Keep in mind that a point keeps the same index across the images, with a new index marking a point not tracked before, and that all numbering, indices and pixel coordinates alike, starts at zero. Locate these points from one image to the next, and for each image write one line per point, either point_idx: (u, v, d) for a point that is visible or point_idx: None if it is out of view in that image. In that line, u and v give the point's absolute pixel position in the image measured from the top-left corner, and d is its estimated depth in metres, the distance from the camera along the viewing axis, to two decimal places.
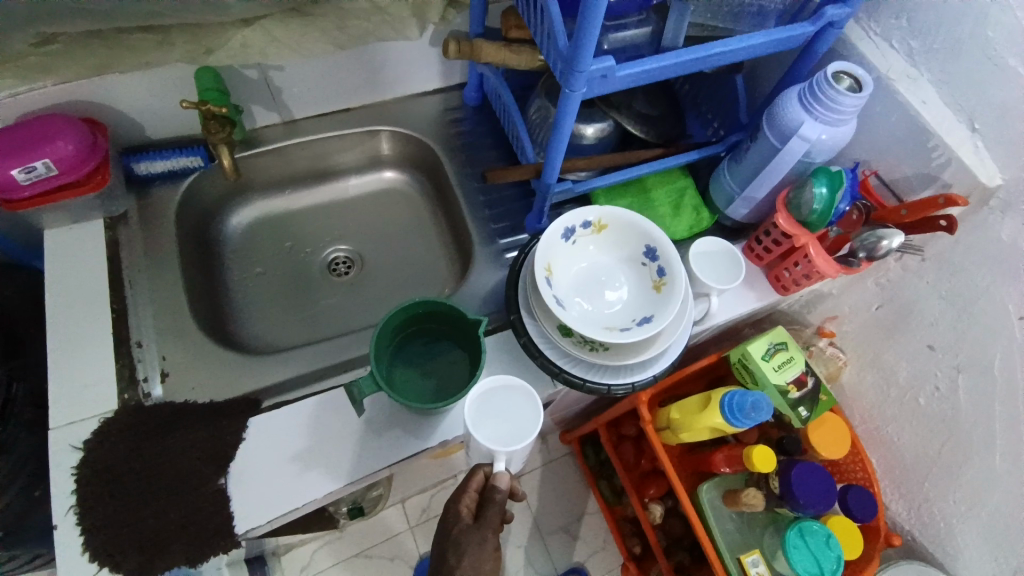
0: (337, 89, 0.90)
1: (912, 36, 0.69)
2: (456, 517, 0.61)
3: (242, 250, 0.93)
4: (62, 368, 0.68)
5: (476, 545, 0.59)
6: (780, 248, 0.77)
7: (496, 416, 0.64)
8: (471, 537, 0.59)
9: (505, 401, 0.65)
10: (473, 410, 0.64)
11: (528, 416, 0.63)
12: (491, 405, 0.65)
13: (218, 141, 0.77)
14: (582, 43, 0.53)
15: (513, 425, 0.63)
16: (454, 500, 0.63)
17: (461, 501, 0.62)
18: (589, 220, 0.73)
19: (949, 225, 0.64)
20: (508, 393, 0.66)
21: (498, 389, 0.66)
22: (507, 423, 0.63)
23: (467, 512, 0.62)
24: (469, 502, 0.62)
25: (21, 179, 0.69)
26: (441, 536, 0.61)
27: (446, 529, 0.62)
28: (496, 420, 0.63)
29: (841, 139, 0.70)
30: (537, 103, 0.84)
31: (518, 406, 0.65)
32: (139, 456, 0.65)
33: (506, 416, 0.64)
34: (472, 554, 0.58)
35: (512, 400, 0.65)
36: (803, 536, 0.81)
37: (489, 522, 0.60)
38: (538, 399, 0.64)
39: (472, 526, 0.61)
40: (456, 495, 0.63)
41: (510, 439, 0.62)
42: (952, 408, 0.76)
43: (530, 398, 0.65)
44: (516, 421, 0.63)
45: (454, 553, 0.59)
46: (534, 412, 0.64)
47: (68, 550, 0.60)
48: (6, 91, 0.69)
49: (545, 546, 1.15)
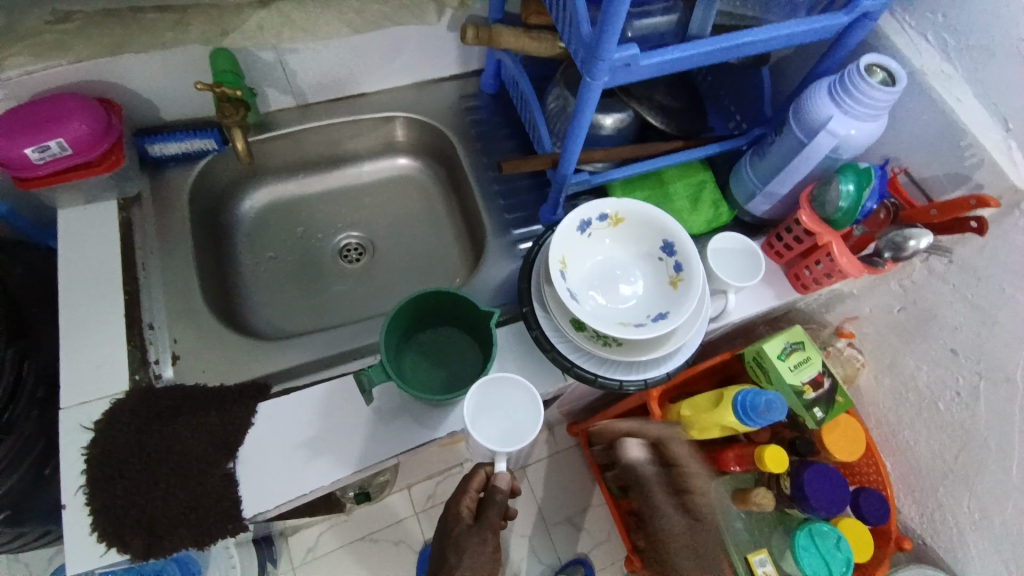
0: (352, 74, 0.88)
1: (949, 32, 0.66)
2: (457, 517, 0.63)
3: (254, 234, 0.92)
4: (73, 349, 0.68)
5: (475, 547, 0.60)
6: (801, 246, 0.75)
7: (495, 413, 0.63)
8: (470, 538, 0.61)
9: (509, 399, 0.64)
10: (474, 404, 0.63)
11: (528, 417, 0.63)
12: (492, 402, 0.64)
13: (232, 125, 0.76)
14: (606, 31, 0.51)
15: (512, 426, 0.62)
16: (454, 502, 0.64)
17: (461, 502, 0.64)
18: (605, 213, 0.72)
19: (979, 226, 0.63)
20: (513, 391, 0.65)
21: (502, 386, 0.65)
22: (506, 423, 0.63)
23: (467, 513, 0.63)
24: (469, 502, 0.64)
25: (35, 159, 0.69)
26: (442, 537, 0.63)
27: (447, 530, 0.63)
28: (495, 418, 0.63)
29: (870, 135, 0.68)
30: (555, 92, 0.82)
31: (518, 405, 0.64)
32: (147, 439, 0.65)
33: (507, 415, 0.63)
34: (472, 554, 0.59)
35: (515, 399, 0.64)
36: (812, 537, 0.80)
37: (489, 523, 0.62)
38: (540, 404, 0.63)
39: (471, 527, 0.62)
40: (456, 497, 0.65)
41: (506, 440, 0.62)
42: (971, 416, 0.74)
43: (534, 401, 0.64)
44: (516, 422, 0.63)
45: (453, 552, 0.60)
46: (535, 415, 0.63)
47: (78, 530, 0.61)
48: (19, 69, 0.68)
49: (549, 537, 1.15)
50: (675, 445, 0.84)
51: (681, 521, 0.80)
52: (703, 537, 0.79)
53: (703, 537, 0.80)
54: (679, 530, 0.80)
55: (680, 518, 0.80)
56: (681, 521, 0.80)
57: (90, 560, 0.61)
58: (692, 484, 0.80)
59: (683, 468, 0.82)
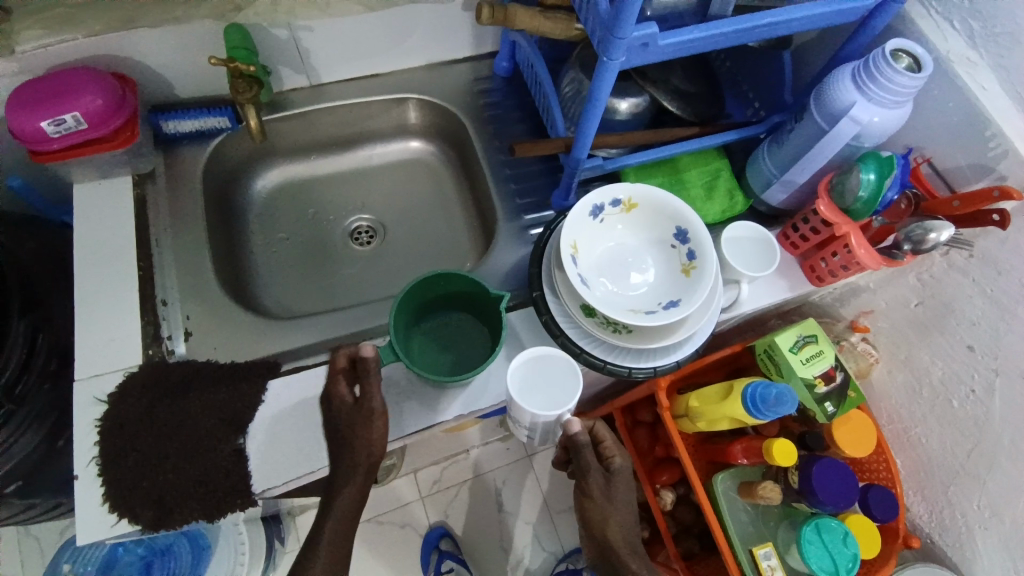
0: (366, 52, 0.87)
1: (975, 17, 0.64)
2: (334, 385, 0.62)
3: (265, 214, 0.92)
4: (86, 323, 0.69)
5: (362, 422, 0.60)
6: (818, 237, 0.74)
7: (540, 384, 0.66)
8: (355, 412, 0.60)
9: (573, 386, 0.65)
10: (550, 355, 0.67)
11: (536, 399, 0.65)
12: (546, 376, 0.66)
13: (246, 102, 0.76)
14: (624, 9, 0.49)
15: (526, 396, 0.65)
16: (331, 386, 0.62)
17: (335, 384, 0.62)
18: (618, 199, 0.71)
19: (1002, 220, 0.61)
20: (579, 390, 0.65)
21: (553, 384, 0.66)
22: (527, 392, 0.65)
23: (349, 394, 0.62)
24: (345, 383, 0.62)
25: (50, 132, 0.69)
26: (331, 421, 0.62)
27: (333, 411, 0.62)
28: (537, 385, 0.65)
29: (894, 123, 0.66)
30: (570, 75, 0.81)
31: (539, 393, 0.65)
32: (158, 413, 0.65)
33: (549, 392, 0.65)
34: (364, 430, 0.60)
35: (545, 393, 0.65)
36: (819, 532, 0.79)
37: (369, 390, 0.60)
38: (542, 406, 0.64)
39: (357, 408, 0.61)
40: (330, 380, 0.63)
41: (524, 384, 0.66)
42: (985, 413, 0.72)
43: (546, 404, 0.64)
44: (533, 394, 0.65)
45: (343, 423, 0.61)
46: (536, 405, 0.64)
47: (89, 501, 0.62)
48: (37, 42, 0.69)
49: (553, 524, 1.20)
50: (603, 426, 0.71)
51: (602, 478, 0.67)
52: (622, 491, 0.67)
53: (622, 499, 0.67)
54: (602, 487, 0.66)
55: (600, 476, 0.66)
56: (601, 478, 0.67)
57: (100, 530, 0.61)
58: (614, 449, 0.69)
59: (613, 442, 0.70)
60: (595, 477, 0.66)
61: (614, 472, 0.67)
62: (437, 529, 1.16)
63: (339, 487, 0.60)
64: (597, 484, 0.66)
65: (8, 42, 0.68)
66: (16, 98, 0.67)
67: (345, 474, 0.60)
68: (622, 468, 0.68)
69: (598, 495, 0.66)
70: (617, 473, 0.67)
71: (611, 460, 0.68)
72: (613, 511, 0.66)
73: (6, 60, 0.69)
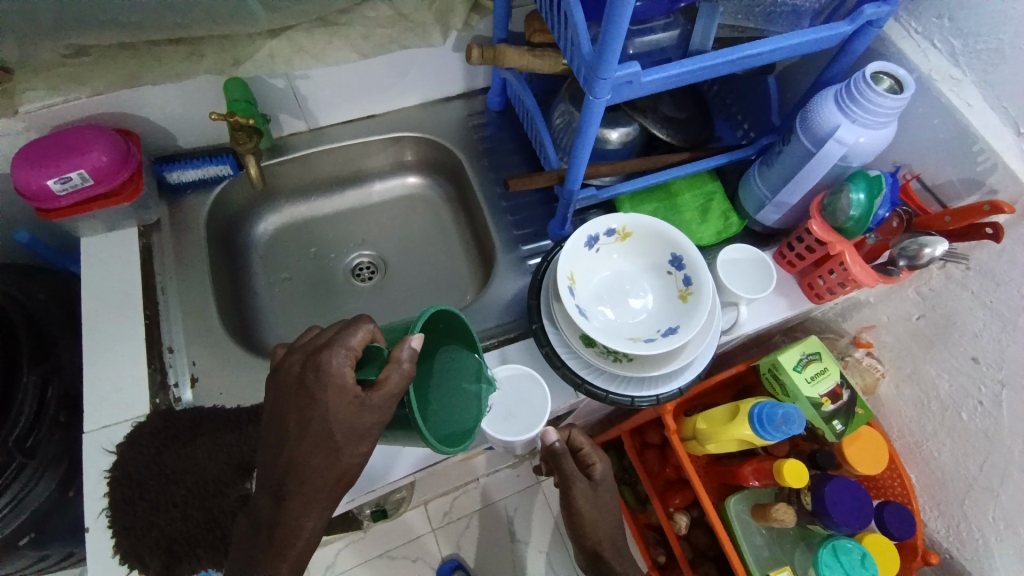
0: (363, 94, 0.90)
1: (955, 35, 0.66)
2: (341, 375, 0.49)
3: (269, 256, 0.94)
4: (94, 375, 0.70)
5: (366, 420, 0.50)
6: (813, 255, 0.74)
7: (509, 409, 0.70)
8: (363, 415, 0.49)
9: (541, 405, 0.70)
10: (508, 381, 0.72)
11: (509, 425, 0.69)
12: (512, 398, 0.71)
13: (247, 152, 0.79)
14: (607, 49, 0.51)
15: (499, 426, 0.69)
16: (333, 360, 0.50)
17: (343, 361, 0.50)
18: (613, 228, 0.72)
19: (995, 233, 0.62)
20: (546, 397, 0.70)
21: (518, 402, 0.70)
22: (499, 422, 0.69)
23: (353, 380, 0.50)
24: (350, 362, 0.50)
25: (56, 190, 0.71)
26: (318, 409, 0.50)
27: (321, 397, 0.49)
28: (507, 413, 0.69)
29: (880, 143, 0.67)
30: (561, 108, 0.83)
31: (508, 418, 0.69)
32: (166, 460, 0.66)
33: (517, 418, 0.69)
34: (364, 428, 0.50)
35: (514, 415, 0.69)
36: (836, 555, 0.77)
37: (393, 392, 0.49)
38: (515, 430, 0.68)
39: (363, 406, 0.49)
40: (331, 351, 0.50)
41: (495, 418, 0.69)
42: (995, 425, 0.72)
43: (519, 423, 0.69)
44: (507, 422, 0.69)
45: (340, 431, 0.49)
46: (511, 430, 0.68)
47: (100, 552, 0.62)
48: (39, 102, 0.71)
49: (566, 551, 1.18)
50: (580, 432, 0.73)
51: (588, 487, 0.69)
52: (605, 498, 0.70)
53: (606, 504, 0.70)
54: (587, 497, 0.68)
55: (586, 486, 0.69)
56: (586, 487, 0.69)
57: None
58: (593, 456, 0.72)
59: (593, 449, 0.72)
60: (580, 486, 0.68)
61: (599, 480, 0.70)
62: (450, 561, 1.15)
63: (300, 514, 0.51)
64: (583, 493, 0.68)
65: (10, 103, 0.69)
66: (24, 157, 0.69)
67: (311, 497, 0.51)
68: (603, 476, 0.71)
69: (584, 505, 0.68)
70: (606, 484, 0.70)
71: (591, 465, 0.71)
72: (603, 528, 0.68)
73: (11, 120, 0.71)
